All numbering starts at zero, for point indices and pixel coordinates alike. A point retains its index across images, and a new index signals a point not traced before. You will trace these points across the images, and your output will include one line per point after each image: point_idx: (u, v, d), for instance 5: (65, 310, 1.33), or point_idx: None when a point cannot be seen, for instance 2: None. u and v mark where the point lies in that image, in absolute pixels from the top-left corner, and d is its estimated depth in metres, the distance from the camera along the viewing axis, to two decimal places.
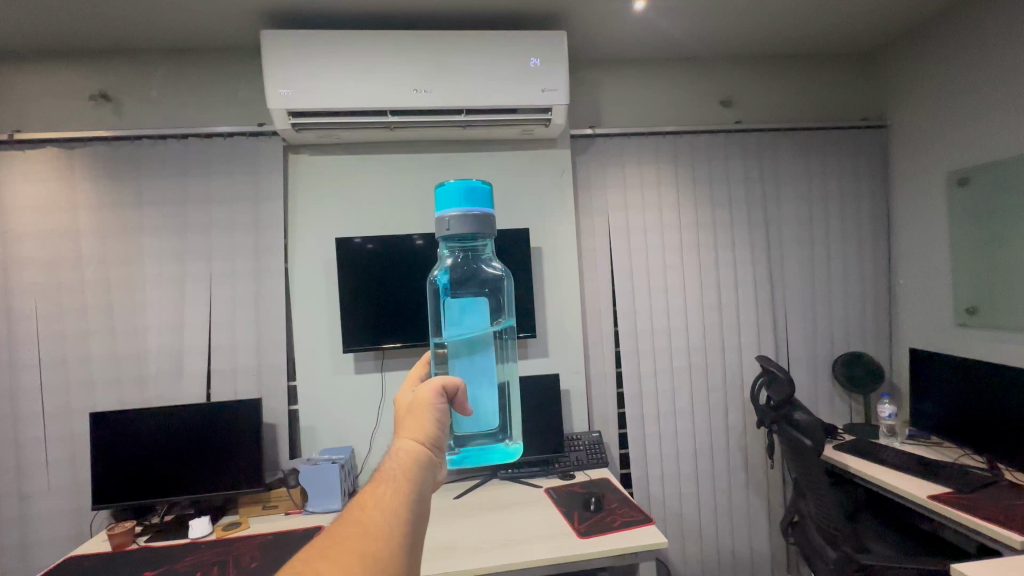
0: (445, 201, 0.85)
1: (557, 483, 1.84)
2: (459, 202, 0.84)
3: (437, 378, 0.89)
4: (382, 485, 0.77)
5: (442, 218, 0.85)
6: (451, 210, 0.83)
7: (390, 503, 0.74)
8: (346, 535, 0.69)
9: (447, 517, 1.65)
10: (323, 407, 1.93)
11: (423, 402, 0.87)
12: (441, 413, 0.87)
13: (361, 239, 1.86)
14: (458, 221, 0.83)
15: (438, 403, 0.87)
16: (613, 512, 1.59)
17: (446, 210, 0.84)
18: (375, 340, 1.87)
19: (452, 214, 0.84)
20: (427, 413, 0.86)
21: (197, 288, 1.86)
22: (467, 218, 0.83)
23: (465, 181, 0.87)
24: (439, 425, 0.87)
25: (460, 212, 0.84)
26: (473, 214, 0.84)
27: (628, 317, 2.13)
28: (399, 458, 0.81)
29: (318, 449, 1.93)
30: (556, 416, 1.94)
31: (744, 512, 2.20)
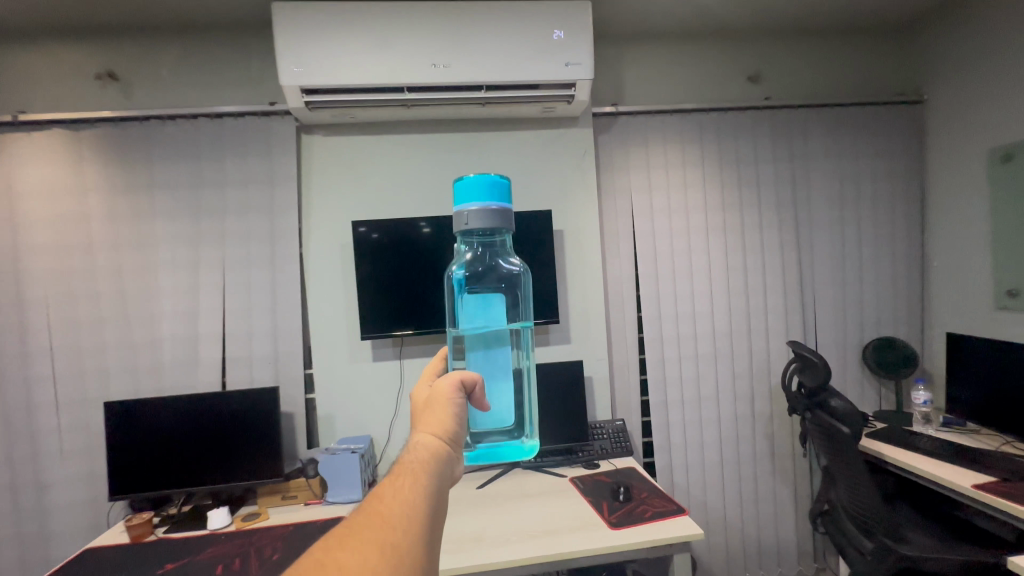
0: (464, 196, 0.88)
1: (582, 472, 1.79)
2: (477, 197, 0.89)
3: (454, 374, 0.92)
4: (400, 476, 0.79)
5: (460, 215, 0.90)
6: (470, 205, 0.87)
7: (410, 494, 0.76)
8: (366, 523, 0.71)
9: (471, 508, 1.60)
10: (341, 395, 1.89)
11: (441, 396, 0.90)
12: (460, 408, 0.90)
13: (369, 229, 1.80)
14: (475, 215, 0.87)
15: (457, 398, 0.90)
16: (643, 501, 1.54)
17: (464, 206, 0.89)
18: (390, 326, 1.82)
19: (471, 208, 0.88)
20: (446, 407, 0.89)
21: (210, 275, 1.80)
22: (485, 212, 0.87)
23: (484, 177, 0.91)
24: (455, 420, 0.90)
25: (478, 206, 0.89)
26: (490, 208, 0.89)
27: (652, 302, 2.06)
28: (417, 451, 0.84)
29: (336, 438, 1.89)
30: (580, 404, 1.89)
31: (770, 501, 2.15)
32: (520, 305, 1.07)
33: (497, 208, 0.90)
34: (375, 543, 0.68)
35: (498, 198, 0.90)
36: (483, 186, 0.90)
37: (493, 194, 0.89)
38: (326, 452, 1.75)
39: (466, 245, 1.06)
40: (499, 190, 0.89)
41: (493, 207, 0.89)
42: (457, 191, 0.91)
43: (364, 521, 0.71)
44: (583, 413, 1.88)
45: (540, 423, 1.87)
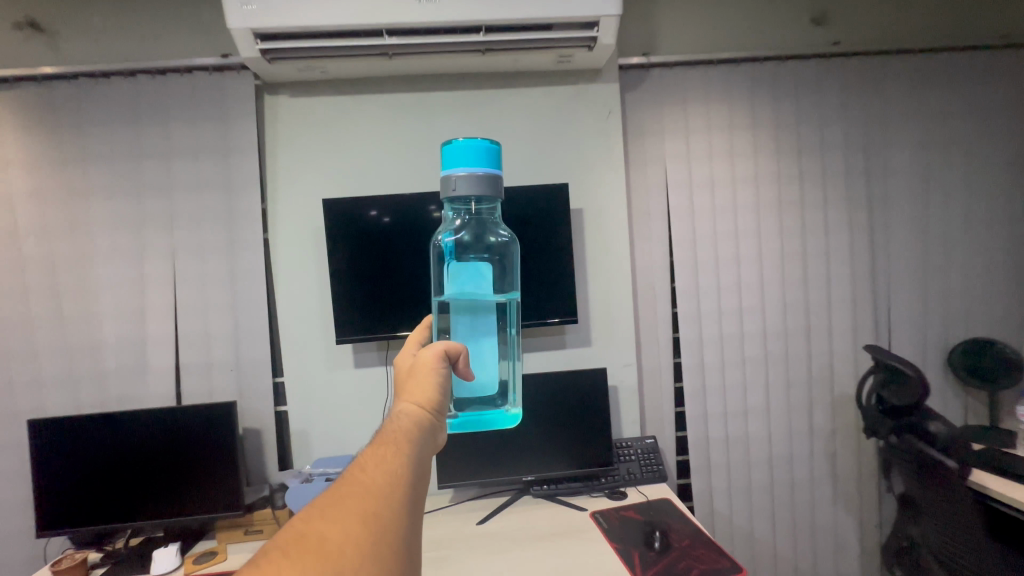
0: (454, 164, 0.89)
1: (604, 504, 1.47)
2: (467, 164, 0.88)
3: (439, 345, 0.94)
4: (383, 449, 0.80)
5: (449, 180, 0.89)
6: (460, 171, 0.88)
7: (390, 467, 0.76)
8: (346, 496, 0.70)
9: (467, 554, 1.29)
10: (317, 407, 1.59)
11: (424, 367, 0.92)
12: (442, 379, 0.93)
13: (382, 212, 1.49)
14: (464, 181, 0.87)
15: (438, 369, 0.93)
16: (684, 552, 1.21)
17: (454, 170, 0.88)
18: (391, 325, 1.51)
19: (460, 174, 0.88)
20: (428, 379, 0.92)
21: (159, 267, 1.51)
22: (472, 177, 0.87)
23: (473, 142, 0.90)
24: (439, 390, 0.93)
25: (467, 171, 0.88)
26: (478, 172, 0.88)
27: (690, 296, 1.70)
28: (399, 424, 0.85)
29: (313, 458, 1.60)
30: (602, 422, 1.56)
31: (829, 533, 1.80)
32: (504, 276, 1.09)
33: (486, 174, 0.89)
34: (354, 514, 0.68)
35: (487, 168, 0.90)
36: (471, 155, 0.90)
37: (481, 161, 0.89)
38: (299, 479, 1.47)
39: (454, 213, 1.05)
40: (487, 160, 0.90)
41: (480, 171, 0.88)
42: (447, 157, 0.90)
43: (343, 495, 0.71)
44: (607, 432, 1.55)
45: (555, 444, 1.54)
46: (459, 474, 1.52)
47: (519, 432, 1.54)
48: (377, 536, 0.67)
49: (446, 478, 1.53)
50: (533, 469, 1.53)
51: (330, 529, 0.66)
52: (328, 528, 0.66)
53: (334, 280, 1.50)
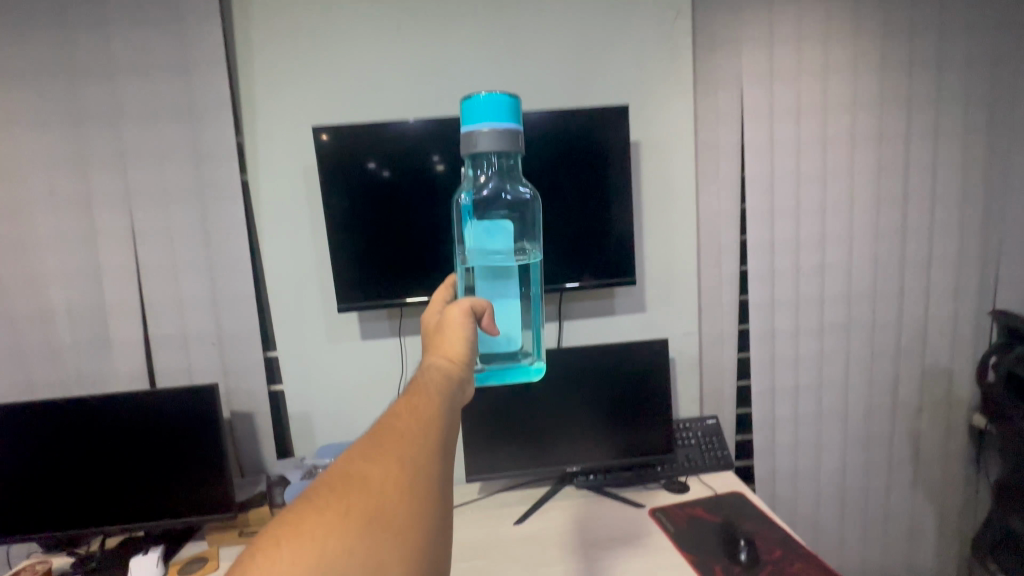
0: (473, 113, 0.64)
1: (663, 500, 1.25)
2: (492, 116, 0.64)
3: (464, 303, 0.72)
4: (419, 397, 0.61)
5: (466, 139, 0.65)
6: (483, 125, 0.63)
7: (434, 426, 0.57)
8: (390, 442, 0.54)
9: (509, 566, 1.06)
10: (318, 386, 1.34)
11: (453, 320, 0.70)
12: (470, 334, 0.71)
13: (381, 164, 1.18)
14: (490, 141, 0.64)
15: (468, 326, 0.71)
16: (777, 568, 0.99)
17: (475, 124, 0.64)
18: (400, 295, 1.24)
19: (485, 128, 0.63)
20: (457, 332, 0.70)
21: (112, 216, 1.21)
22: (499, 133, 0.63)
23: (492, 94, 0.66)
24: (473, 350, 0.71)
25: (493, 126, 0.63)
26: (506, 130, 0.64)
27: (764, 252, 1.40)
28: (428, 375, 0.64)
29: (317, 444, 1.36)
30: (662, 402, 1.31)
31: (904, 519, 1.59)
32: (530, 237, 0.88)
33: (516, 129, 0.66)
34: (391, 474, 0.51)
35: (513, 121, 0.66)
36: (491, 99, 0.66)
37: (508, 109, 0.65)
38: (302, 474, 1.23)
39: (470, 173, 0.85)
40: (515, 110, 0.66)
41: (510, 127, 0.65)
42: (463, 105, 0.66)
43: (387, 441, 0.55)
44: (667, 414, 1.31)
45: (604, 429, 1.30)
46: (489, 463, 1.29)
47: (562, 415, 1.29)
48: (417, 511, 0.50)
49: (474, 468, 1.29)
50: (579, 457, 1.29)
51: (369, 484, 0.50)
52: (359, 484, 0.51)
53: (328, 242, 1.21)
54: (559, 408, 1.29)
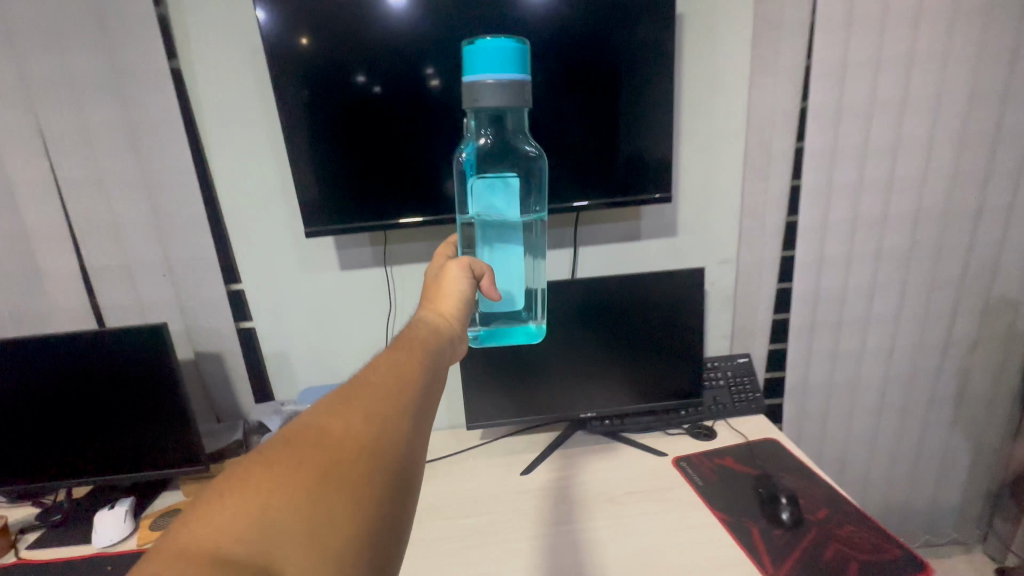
0: (475, 57, 0.53)
1: (687, 447, 1.12)
2: (496, 63, 0.53)
3: (460, 262, 0.63)
4: (405, 354, 0.54)
5: (466, 90, 0.55)
6: (486, 75, 0.53)
7: (416, 389, 0.50)
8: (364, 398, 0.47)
9: (516, 524, 0.95)
10: (296, 324, 1.17)
11: (449, 276, 0.62)
12: (466, 295, 0.62)
13: (372, 78, 0.93)
14: (493, 96, 0.53)
15: (467, 289, 0.62)
16: (825, 529, 0.86)
17: (476, 73, 0.53)
18: (389, 211, 1.01)
19: (487, 81, 0.53)
20: (452, 291, 0.62)
21: (14, 117, 0.96)
22: (503, 87, 0.53)
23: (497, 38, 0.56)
24: (468, 312, 0.63)
25: (496, 79, 0.53)
26: (511, 82, 0.54)
27: (824, 162, 1.16)
28: (417, 332, 0.57)
29: (299, 386, 1.22)
30: (691, 342, 1.14)
31: (937, 459, 1.49)
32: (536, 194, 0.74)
33: (524, 81, 0.55)
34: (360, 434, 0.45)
35: (519, 72, 0.55)
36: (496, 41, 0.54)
37: (515, 55, 0.54)
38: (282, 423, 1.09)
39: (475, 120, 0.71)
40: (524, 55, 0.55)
41: (516, 80, 0.54)
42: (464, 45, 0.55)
43: (360, 396, 0.47)
44: (697, 355, 1.14)
45: (625, 372, 1.14)
46: (492, 408, 1.14)
47: (577, 357, 1.12)
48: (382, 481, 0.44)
49: (476, 413, 1.14)
50: (594, 402, 1.15)
51: (332, 440, 0.44)
52: (320, 437, 0.44)
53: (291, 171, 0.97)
54: (574, 348, 1.12)
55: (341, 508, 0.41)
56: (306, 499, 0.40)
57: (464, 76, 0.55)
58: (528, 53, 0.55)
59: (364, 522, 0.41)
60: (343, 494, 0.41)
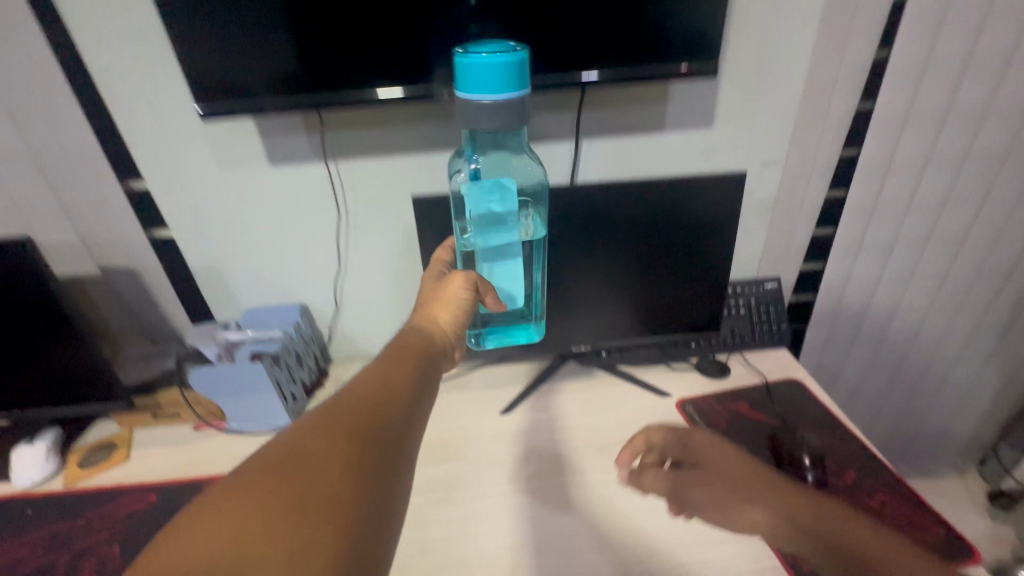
0: (472, 75, 0.60)
1: (694, 385, 0.97)
2: (491, 84, 0.60)
3: (466, 275, 0.69)
4: (398, 369, 0.54)
5: (465, 104, 0.62)
6: (483, 93, 0.60)
7: (410, 408, 0.50)
8: (357, 413, 0.46)
9: (491, 476, 0.82)
10: (228, 235, 0.94)
11: (452, 288, 0.69)
12: (464, 309, 0.68)
13: None
14: (489, 113, 0.61)
15: (466, 302, 0.68)
16: (855, 499, 0.72)
17: (475, 90, 0.60)
18: (371, 76, 0.72)
19: (484, 101, 0.60)
20: (452, 300, 0.68)
21: None
22: (499, 105, 0.61)
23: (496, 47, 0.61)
24: (463, 324, 0.68)
25: (493, 98, 0.60)
26: (505, 102, 0.61)
27: (927, 25, 0.84)
28: (418, 337, 0.62)
29: (242, 306, 1.03)
30: (719, 267, 0.92)
31: (959, 393, 1.36)
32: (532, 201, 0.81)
33: (517, 96, 0.61)
34: (352, 450, 0.43)
35: (515, 88, 0.61)
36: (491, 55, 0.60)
37: (509, 72, 0.59)
38: (218, 355, 0.92)
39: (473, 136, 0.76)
40: (517, 67, 0.60)
41: (511, 96, 0.61)
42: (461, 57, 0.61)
43: (354, 410, 0.46)
44: (722, 283, 0.94)
45: (632, 300, 0.94)
46: None
47: (574, 282, 0.91)
48: (371, 501, 0.42)
49: None
50: (592, 332, 0.97)
51: (323, 453, 0.42)
52: (310, 450, 0.42)
53: (204, 24, 0.66)
54: (574, 271, 0.90)
55: (326, 529, 0.38)
56: (290, 515, 0.37)
57: (462, 90, 0.62)
58: (525, 65, 0.61)
59: (347, 547, 0.38)
60: (329, 511, 0.39)
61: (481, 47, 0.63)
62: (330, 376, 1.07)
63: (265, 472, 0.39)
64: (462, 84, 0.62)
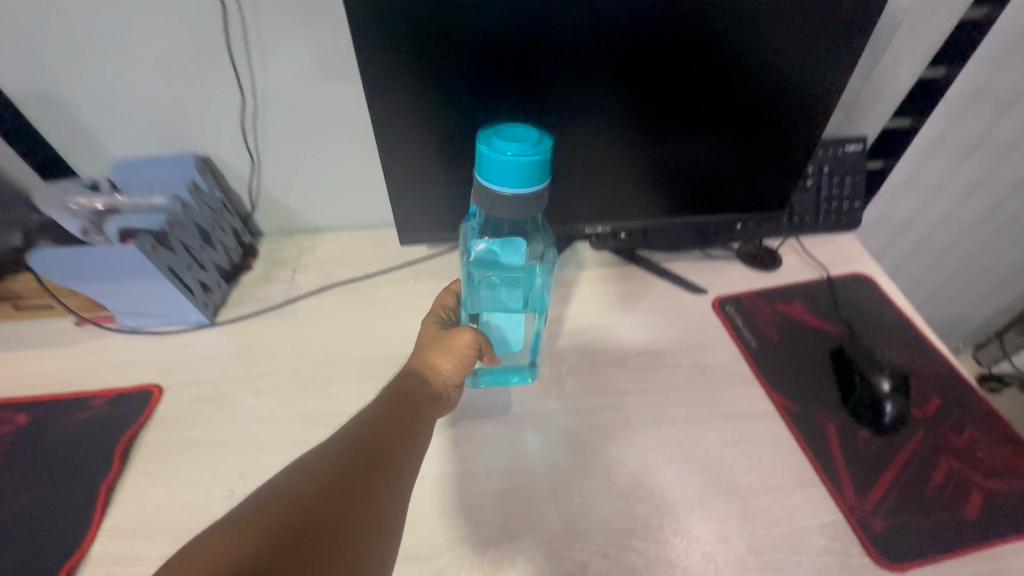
0: (493, 168, 0.46)
1: (735, 279, 0.76)
2: (512, 177, 0.46)
3: (469, 336, 0.55)
4: (400, 415, 0.46)
5: (481, 194, 0.49)
6: (505, 185, 0.47)
7: (416, 452, 0.44)
8: (362, 452, 0.39)
9: (475, 397, 0.63)
10: (54, 37, 0.61)
11: (455, 339, 0.55)
12: (467, 358, 0.55)
13: None
14: (508, 210, 0.48)
15: (468, 362, 0.55)
16: (937, 437, 0.57)
17: (495, 182, 0.47)
18: None
19: (502, 193, 0.47)
20: (455, 350, 0.55)
21: None
22: (521, 202, 0.47)
23: (523, 134, 0.47)
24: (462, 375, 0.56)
25: (515, 194, 0.47)
26: (523, 197, 0.47)
27: None
28: (409, 386, 0.50)
29: (115, 157, 0.73)
30: (799, 119, 0.64)
31: (1007, 285, 1.20)
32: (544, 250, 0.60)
33: (543, 195, 0.48)
34: (359, 494, 0.36)
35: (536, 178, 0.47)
36: (518, 142, 0.46)
37: (538, 168, 0.46)
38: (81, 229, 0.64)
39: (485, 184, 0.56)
40: (548, 160, 0.47)
41: (537, 193, 0.48)
42: (480, 140, 0.47)
43: (358, 449, 0.39)
44: (812, 141, 0.67)
45: (663, 175, 0.69)
46: (445, 213, 0.70)
47: (574, 154, 0.65)
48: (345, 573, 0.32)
49: (417, 221, 0.71)
50: (615, 212, 0.72)
51: (325, 495, 0.34)
52: (311, 492, 0.34)
53: None
54: (572, 140, 0.63)
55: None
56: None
57: (478, 182, 0.49)
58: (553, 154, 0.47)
59: None
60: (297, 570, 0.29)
61: (505, 127, 0.49)
62: (258, 257, 0.81)
63: (259, 519, 0.31)
64: (480, 172, 0.48)
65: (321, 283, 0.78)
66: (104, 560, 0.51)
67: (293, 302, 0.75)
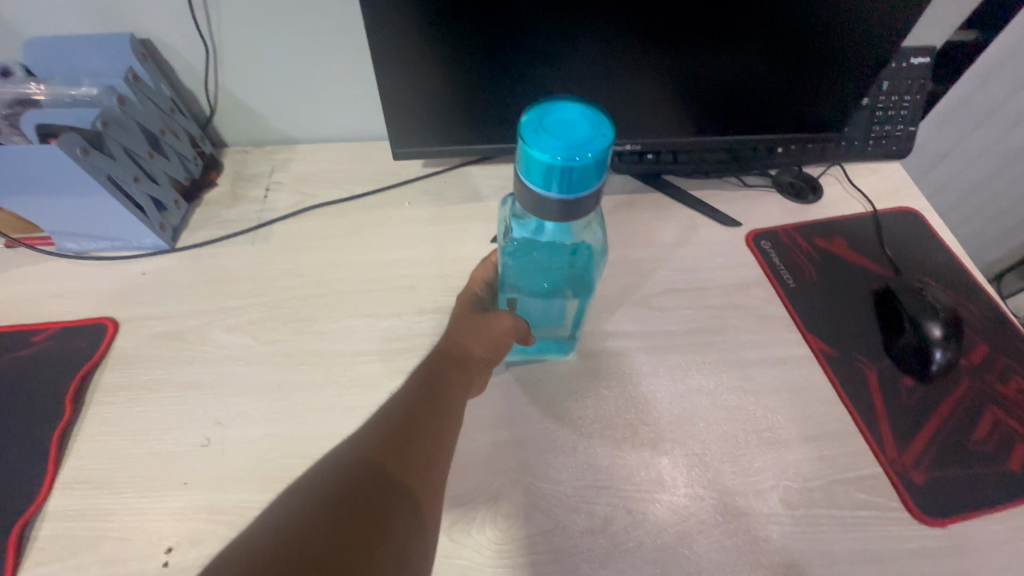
0: (536, 172, 0.34)
1: (771, 212, 0.68)
2: (562, 181, 0.34)
3: (508, 321, 0.48)
4: (429, 394, 0.40)
5: (520, 197, 0.37)
6: (552, 189, 0.35)
7: (448, 438, 0.38)
8: (389, 448, 0.35)
9: None
10: None
11: (492, 321, 0.48)
12: (505, 338, 0.48)
13: None
14: (556, 215, 0.37)
15: (505, 342, 0.48)
16: (984, 388, 0.53)
17: (538, 185, 0.35)
18: None
19: (549, 200, 0.35)
20: (492, 331, 0.47)
21: None
22: (573, 207, 0.36)
23: (570, 127, 0.34)
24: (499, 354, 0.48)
25: (563, 200, 0.35)
26: (573, 203, 0.35)
27: None
28: (440, 365, 0.44)
29: (29, 37, 0.59)
30: (867, 28, 0.54)
31: None
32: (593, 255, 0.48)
33: (599, 194, 0.37)
34: (383, 488, 0.32)
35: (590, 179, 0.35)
36: (568, 135, 0.34)
37: (595, 168, 0.34)
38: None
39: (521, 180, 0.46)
40: (607, 156, 0.35)
41: (594, 194, 0.36)
42: (518, 131, 0.35)
43: (385, 443, 0.35)
44: (885, 54, 0.56)
45: (696, 100, 0.59)
46: (446, 122, 0.59)
47: (592, 79, 0.56)
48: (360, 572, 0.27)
49: (413, 132, 0.60)
50: (647, 140, 0.63)
51: (348, 493, 0.30)
52: (329, 488, 0.31)
53: None
54: (589, 62, 0.54)
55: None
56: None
57: (519, 182, 0.37)
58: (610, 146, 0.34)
59: None
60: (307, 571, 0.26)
61: (550, 110, 0.36)
62: (222, 171, 0.70)
63: (277, 530, 0.28)
64: (518, 169, 0.36)
65: (299, 204, 0.67)
66: (64, 513, 0.45)
67: (267, 227, 0.64)
